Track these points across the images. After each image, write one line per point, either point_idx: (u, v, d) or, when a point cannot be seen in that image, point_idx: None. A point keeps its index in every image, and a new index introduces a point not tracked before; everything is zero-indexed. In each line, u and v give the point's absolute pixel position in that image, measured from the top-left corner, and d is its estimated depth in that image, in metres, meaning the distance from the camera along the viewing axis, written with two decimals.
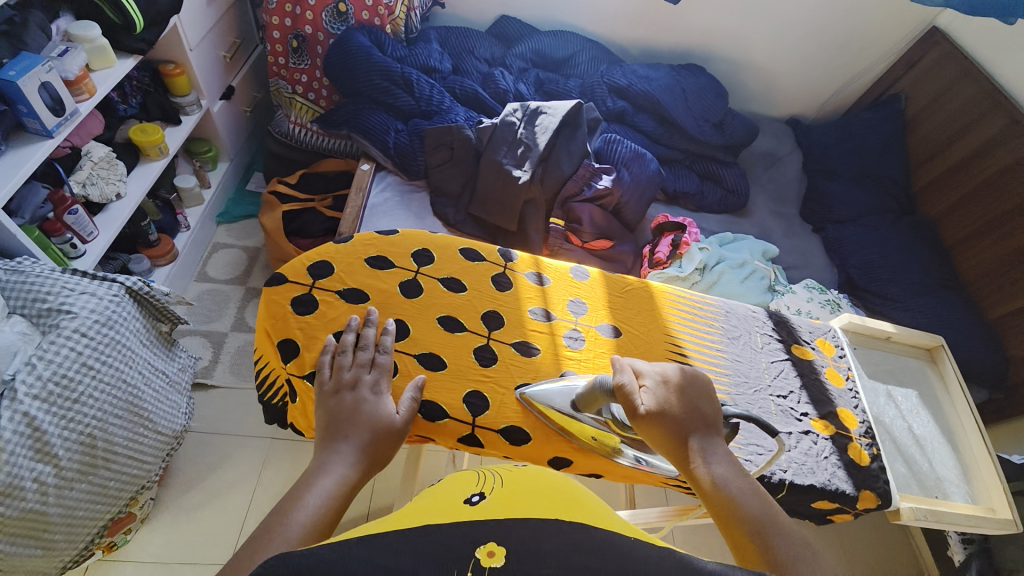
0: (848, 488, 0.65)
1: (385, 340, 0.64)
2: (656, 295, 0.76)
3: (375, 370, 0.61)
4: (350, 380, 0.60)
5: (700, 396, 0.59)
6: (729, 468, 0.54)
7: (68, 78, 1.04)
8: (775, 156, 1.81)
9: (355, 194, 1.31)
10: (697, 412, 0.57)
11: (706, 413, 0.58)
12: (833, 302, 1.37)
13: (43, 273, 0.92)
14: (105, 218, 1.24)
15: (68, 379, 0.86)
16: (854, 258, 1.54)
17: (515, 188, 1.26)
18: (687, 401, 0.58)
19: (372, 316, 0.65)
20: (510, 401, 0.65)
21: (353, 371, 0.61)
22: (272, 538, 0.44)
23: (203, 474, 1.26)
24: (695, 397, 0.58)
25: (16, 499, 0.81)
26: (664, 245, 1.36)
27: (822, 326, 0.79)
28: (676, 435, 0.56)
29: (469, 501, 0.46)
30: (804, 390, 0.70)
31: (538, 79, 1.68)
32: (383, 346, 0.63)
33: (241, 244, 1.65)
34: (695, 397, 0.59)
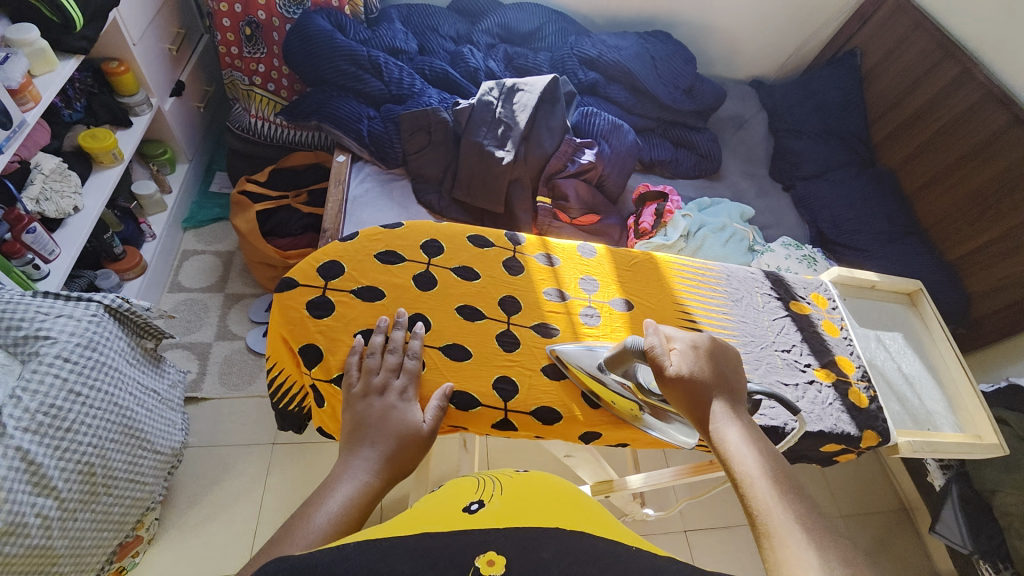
0: (851, 429, 0.70)
1: (413, 344, 0.64)
2: (661, 266, 0.78)
3: (403, 376, 0.62)
4: (378, 385, 0.60)
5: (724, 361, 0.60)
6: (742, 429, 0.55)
7: (12, 87, 0.95)
8: (743, 118, 1.85)
9: (333, 188, 1.26)
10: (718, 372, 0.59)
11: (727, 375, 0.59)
12: (809, 257, 1.43)
13: (12, 298, 0.86)
14: (65, 234, 1.16)
15: (57, 409, 0.82)
16: (824, 213, 1.61)
17: (499, 169, 1.24)
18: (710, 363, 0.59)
19: (399, 316, 0.65)
20: (538, 382, 0.66)
21: (380, 376, 0.61)
22: (296, 537, 0.43)
23: (206, 488, 1.23)
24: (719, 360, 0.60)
25: (20, 537, 0.76)
26: (648, 215, 1.39)
27: (814, 282, 0.84)
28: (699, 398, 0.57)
29: (468, 509, 0.47)
30: (805, 343, 0.75)
31: (507, 55, 1.64)
32: (410, 350, 0.64)
33: (212, 249, 1.57)
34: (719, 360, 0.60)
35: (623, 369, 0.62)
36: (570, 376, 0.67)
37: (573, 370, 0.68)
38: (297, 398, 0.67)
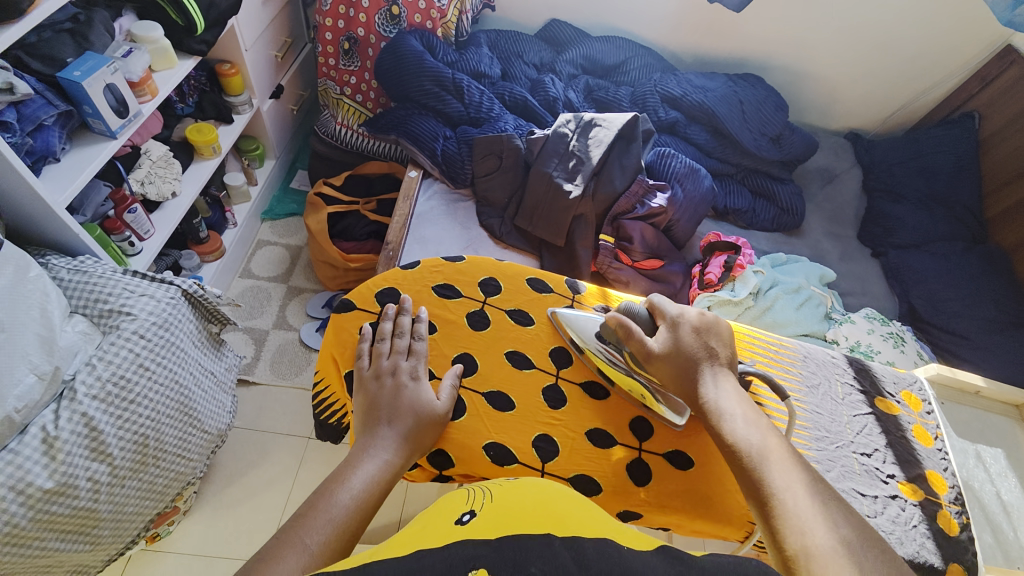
0: (937, 562, 0.60)
1: (419, 328, 0.66)
2: (731, 335, 0.71)
3: (413, 357, 0.63)
4: (388, 367, 0.61)
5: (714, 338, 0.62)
6: (738, 403, 0.58)
7: (133, 79, 1.06)
8: (832, 172, 1.73)
9: (402, 201, 1.30)
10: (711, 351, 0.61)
11: (720, 351, 0.61)
12: (896, 335, 1.28)
13: (106, 274, 0.94)
14: (161, 216, 1.26)
15: (126, 380, 0.87)
16: (918, 288, 1.45)
17: (565, 202, 1.22)
18: (701, 340, 0.61)
19: (406, 303, 0.67)
20: (579, 446, 0.62)
21: (390, 358, 0.62)
22: (319, 517, 0.46)
23: (241, 471, 1.28)
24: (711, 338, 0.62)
25: (70, 497, 0.81)
26: (716, 266, 1.31)
27: (906, 377, 0.75)
28: (687, 371, 0.60)
29: (461, 521, 0.48)
30: (889, 449, 0.66)
31: (588, 86, 1.63)
32: (417, 333, 0.65)
33: (284, 241, 1.66)
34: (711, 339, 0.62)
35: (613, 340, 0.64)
36: (616, 445, 0.63)
37: (620, 439, 0.63)
38: (338, 413, 0.67)
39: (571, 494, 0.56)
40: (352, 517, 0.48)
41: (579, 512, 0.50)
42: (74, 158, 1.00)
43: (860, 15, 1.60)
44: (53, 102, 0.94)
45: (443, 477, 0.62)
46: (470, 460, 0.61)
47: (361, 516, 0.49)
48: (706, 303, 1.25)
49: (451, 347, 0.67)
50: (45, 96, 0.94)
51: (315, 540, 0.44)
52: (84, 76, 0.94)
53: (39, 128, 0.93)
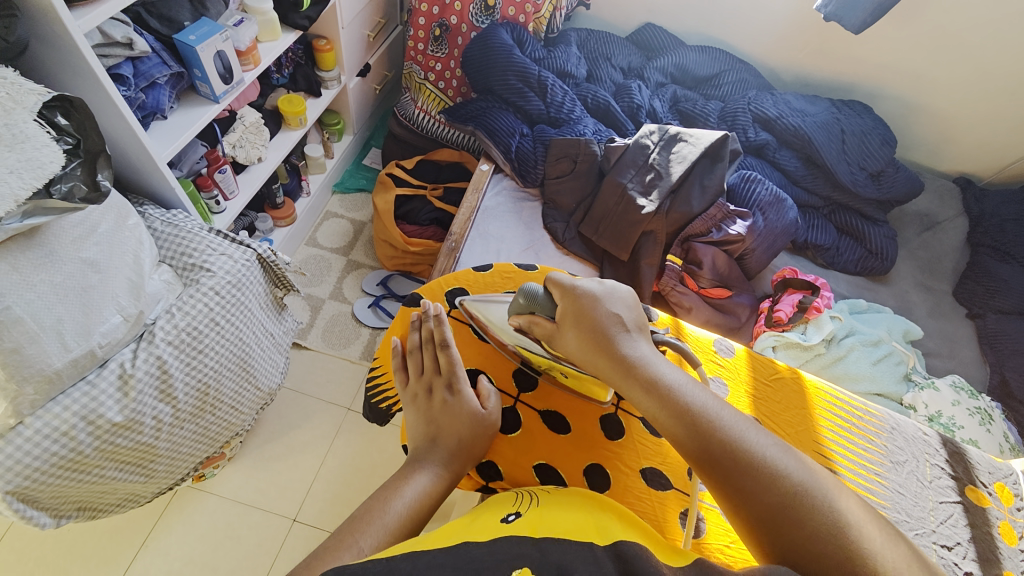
0: None
1: (444, 334, 0.62)
2: (808, 391, 0.66)
3: (449, 368, 0.61)
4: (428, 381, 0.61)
5: (624, 304, 0.59)
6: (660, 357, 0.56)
7: (240, 48, 1.11)
8: (933, 219, 1.57)
9: (470, 194, 1.30)
10: (625, 317, 0.58)
11: (633, 316, 0.59)
12: (984, 412, 1.15)
13: (194, 229, 1.01)
14: (246, 178, 1.34)
15: (197, 332, 0.93)
16: (1016, 360, 1.29)
17: (636, 216, 1.18)
18: (609, 306, 0.58)
19: (430, 309, 0.64)
20: (631, 484, 0.59)
21: (429, 372, 0.61)
22: (373, 520, 0.47)
23: (284, 430, 1.34)
24: (622, 303, 0.59)
25: (134, 432, 0.86)
26: (789, 304, 1.22)
27: (1002, 467, 0.66)
28: (596, 330, 0.57)
29: (505, 519, 0.47)
30: (972, 544, 0.59)
31: (675, 96, 1.56)
32: (443, 341, 0.62)
33: (350, 216, 1.71)
34: (622, 305, 0.59)
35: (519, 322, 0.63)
36: (671, 490, 0.59)
37: (676, 484, 0.59)
38: (393, 400, 0.67)
39: (626, 514, 0.53)
40: (405, 527, 0.48)
41: (624, 527, 0.49)
42: (180, 117, 1.07)
43: (997, 48, 1.42)
44: (167, 62, 1.01)
45: (487, 488, 0.61)
46: (516, 476, 0.60)
47: (413, 526, 0.49)
48: (771, 342, 1.18)
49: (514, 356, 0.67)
50: (161, 55, 1.00)
51: (369, 544, 0.45)
52: (198, 41, 1.00)
53: (152, 86, 1.00)
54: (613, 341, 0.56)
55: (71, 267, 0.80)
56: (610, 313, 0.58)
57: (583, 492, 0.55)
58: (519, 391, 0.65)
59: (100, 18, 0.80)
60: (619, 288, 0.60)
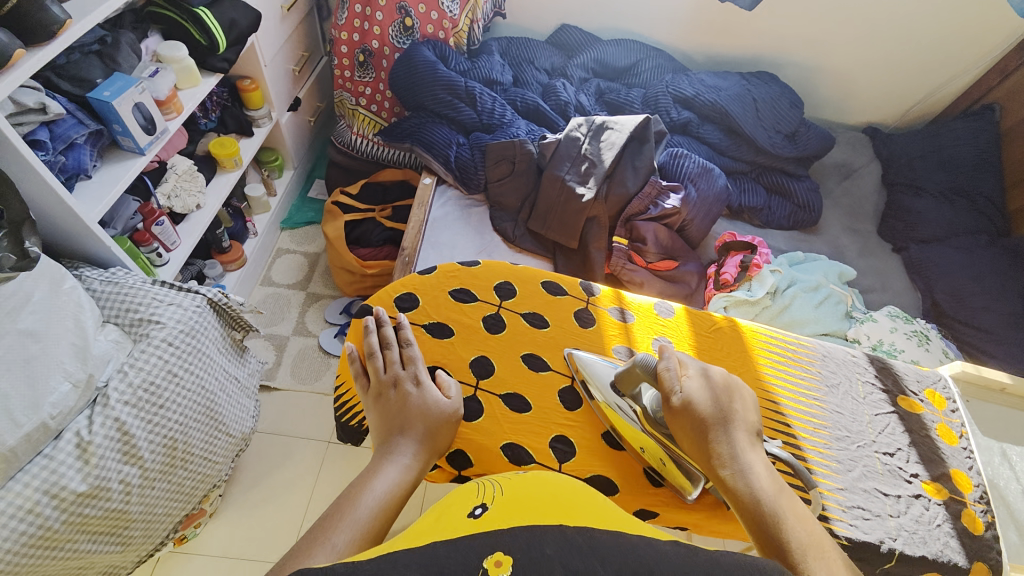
0: (961, 560, 0.58)
1: (406, 334, 0.65)
2: (746, 336, 0.70)
3: (411, 364, 0.63)
4: (388, 380, 0.61)
5: (744, 404, 0.57)
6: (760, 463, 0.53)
7: (159, 98, 1.10)
8: (850, 167, 1.70)
9: (417, 208, 1.31)
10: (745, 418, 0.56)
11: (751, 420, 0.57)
12: (920, 333, 1.25)
13: (136, 284, 0.98)
14: (187, 227, 1.32)
15: (155, 386, 0.91)
16: (942, 283, 1.41)
17: (578, 205, 1.23)
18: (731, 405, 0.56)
19: (383, 313, 0.66)
20: (595, 448, 0.62)
21: (388, 371, 0.62)
22: (344, 518, 0.48)
23: (265, 473, 1.31)
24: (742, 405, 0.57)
25: (102, 499, 0.83)
26: (732, 265, 1.31)
27: (930, 374, 0.72)
28: (708, 429, 0.54)
29: (472, 513, 0.48)
30: (913, 448, 0.64)
31: (599, 89, 1.63)
32: (405, 339, 0.64)
33: (302, 250, 1.70)
34: (743, 403, 0.57)
35: (631, 390, 0.60)
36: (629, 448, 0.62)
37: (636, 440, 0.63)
38: (361, 415, 0.68)
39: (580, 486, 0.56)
40: (377, 519, 0.49)
41: (592, 499, 0.51)
42: (105, 174, 1.05)
43: (874, 10, 1.57)
44: (84, 121, 0.99)
45: (461, 476, 0.62)
46: (488, 461, 0.61)
47: (385, 517, 0.50)
48: (722, 303, 1.25)
49: (468, 349, 0.67)
50: (76, 115, 0.98)
51: (342, 539, 0.46)
52: (113, 96, 0.99)
53: (71, 147, 0.98)
54: (730, 445, 0.53)
55: (9, 339, 0.79)
56: (732, 415, 0.55)
57: (548, 475, 0.57)
58: (478, 380, 0.65)
59: (11, 85, 0.79)
60: (742, 387, 0.59)
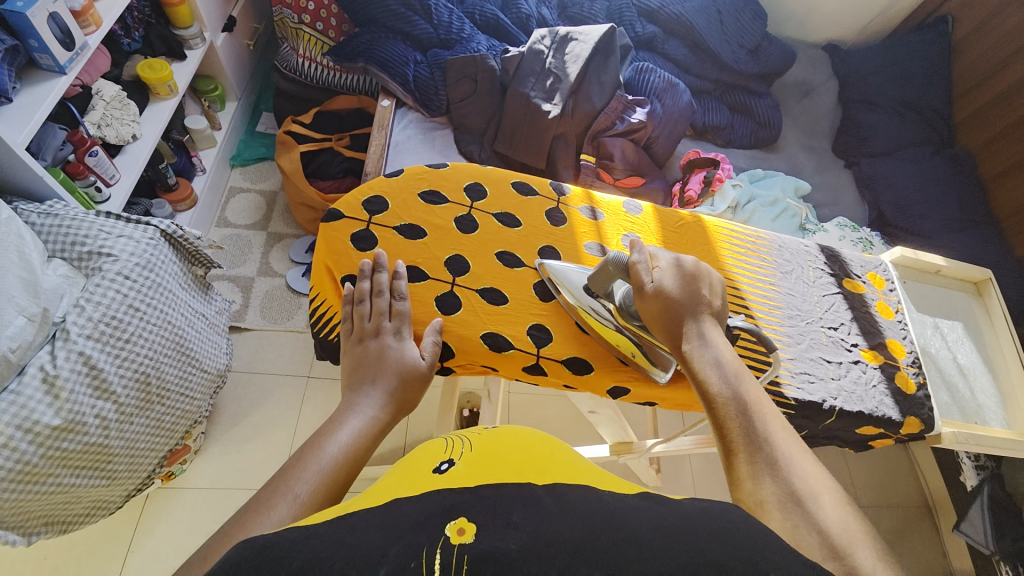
0: (894, 414, 0.65)
1: (399, 285, 0.63)
2: (709, 230, 0.73)
3: (396, 317, 0.61)
4: (371, 329, 0.60)
5: (712, 288, 0.59)
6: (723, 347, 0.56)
7: (75, 8, 0.98)
8: (809, 85, 1.72)
9: (376, 131, 1.24)
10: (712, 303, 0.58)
11: (716, 304, 0.59)
12: (865, 240, 1.35)
13: (78, 216, 0.91)
14: (124, 160, 1.21)
15: (118, 321, 0.87)
16: (888, 194, 1.49)
17: (544, 122, 1.20)
18: (697, 290, 0.58)
19: (382, 258, 0.63)
20: (569, 333, 0.65)
21: (372, 320, 0.60)
22: (308, 466, 0.46)
23: (246, 410, 1.31)
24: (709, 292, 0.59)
25: (80, 434, 0.82)
26: (696, 182, 1.34)
27: (872, 260, 0.78)
28: (677, 317, 0.57)
29: (436, 469, 0.43)
30: (855, 322, 0.70)
31: (561, 2, 1.54)
32: (396, 291, 0.62)
33: (257, 188, 1.61)
34: (709, 288, 0.59)
35: (603, 289, 0.62)
36: None
37: None
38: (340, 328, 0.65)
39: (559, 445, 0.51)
40: (343, 468, 0.48)
41: (572, 463, 0.46)
42: (26, 99, 0.93)
43: None
44: None
45: (443, 368, 0.64)
46: (468, 349, 0.63)
47: (350, 468, 0.48)
48: None
49: (442, 250, 0.67)
50: None
51: (304, 488, 0.44)
52: (26, 6, 0.87)
53: None
54: (694, 329, 0.56)
55: None
56: (699, 299, 0.58)
57: (518, 431, 0.51)
58: (454, 277, 0.66)
59: None
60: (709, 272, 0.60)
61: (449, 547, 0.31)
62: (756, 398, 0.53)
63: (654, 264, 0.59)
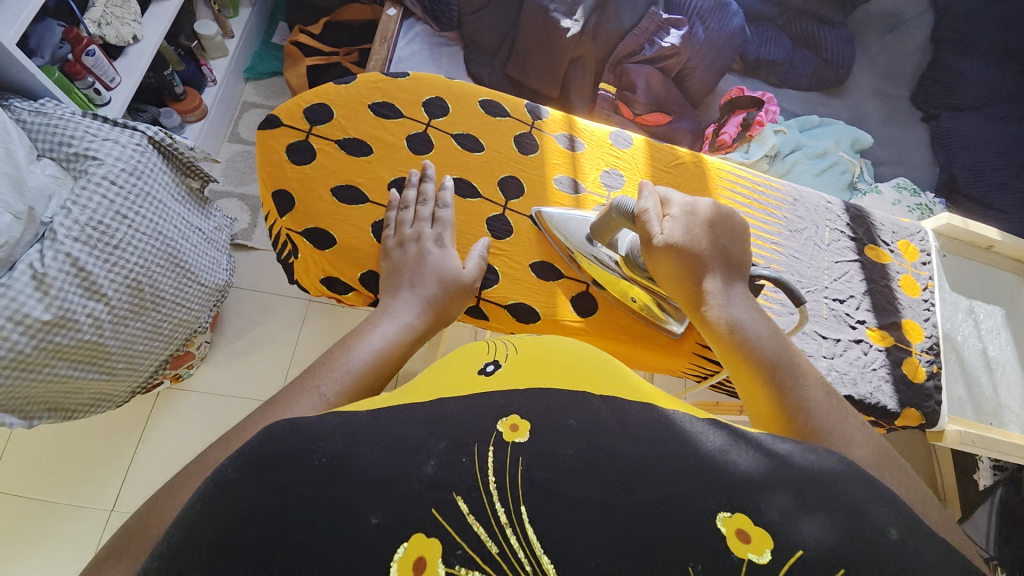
0: (890, 404, 0.57)
1: (444, 195, 0.59)
2: (709, 173, 0.64)
3: (438, 225, 0.58)
4: (410, 235, 0.56)
5: (735, 237, 0.53)
6: (745, 304, 0.50)
7: None
8: (898, 16, 1.44)
9: (378, 45, 1.13)
10: (733, 255, 0.52)
11: (739, 253, 0.53)
12: (923, 207, 1.17)
13: (66, 117, 0.91)
14: (126, 64, 1.18)
15: (105, 226, 0.89)
16: (965, 156, 1.27)
17: (561, 42, 1.06)
18: (717, 239, 0.53)
19: (429, 168, 0.60)
20: (521, 276, 0.59)
21: (413, 227, 0.57)
22: (337, 366, 0.44)
23: (250, 325, 1.36)
24: (731, 242, 0.53)
25: (73, 329, 0.86)
26: (732, 125, 1.17)
27: (909, 227, 0.66)
28: (691, 269, 0.52)
29: (482, 371, 0.39)
30: (867, 296, 0.60)
31: None
32: (440, 200, 0.59)
33: (269, 104, 1.56)
34: (731, 236, 0.53)
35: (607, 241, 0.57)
36: (561, 279, 0.60)
37: (567, 273, 0.60)
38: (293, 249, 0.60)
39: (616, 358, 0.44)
40: (373, 372, 0.45)
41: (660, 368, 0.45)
42: None
43: None
44: None
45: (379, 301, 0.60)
46: None
47: (382, 372, 0.46)
48: None
49: (387, 169, 0.61)
50: None
51: (333, 389, 0.42)
52: None
53: None
54: (710, 282, 0.51)
55: None
56: (719, 250, 0.52)
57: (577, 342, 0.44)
58: (396, 203, 0.60)
59: None
60: (733, 216, 0.54)
61: (503, 444, 0.31)
62: (779, 360, 0.47)
63: (665, 215, 0.54)
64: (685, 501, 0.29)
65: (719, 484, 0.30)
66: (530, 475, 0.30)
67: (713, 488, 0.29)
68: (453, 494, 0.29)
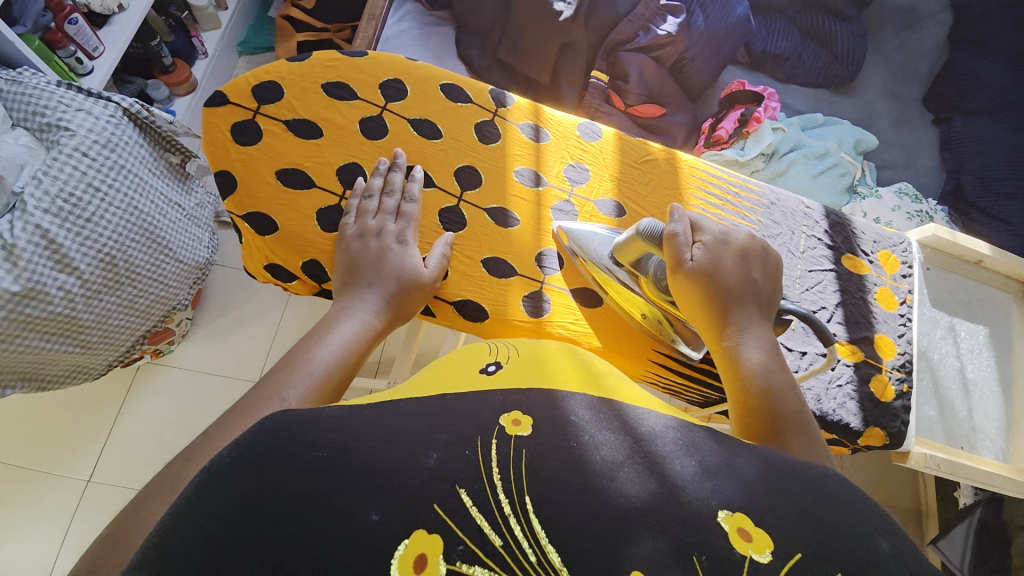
0: (853, 422, 0.54)
1: (412, 188, 0.57)
2: (682, 171, 0.63)
3: (402, 219, 0.56)
4: (373, 228, 0.54)
5: (767, 273, 0.51)
6: (765, 344, 0.47)
7: None
8: (916, 12, 1.37)
9: (366, 23, 1.07)
10: (762, 290, 0.49)
11: (767, 290, 0.50)
12: (924, 214, 1.12)
13: (41, 85, 0.90)
14: (110, 34, 1.15)
15: (76, 199, 0.87)
16: (974, 163, 1.22)
17: (553, 26, 1.03)
18: (748, 271, 0.50)
19: (399, 158, 0.58)
20: (473, 272, 0.57)
21: (377, 218, 0.55)
22: (297, 369, 0.43)
23: (233, 304, 1.36)
24: (761, 277, 0.50)
25: (43, 302, 0.86)
26: (730, 120, 1.13)
27: (892, 237, 0.63)
28: (718, 295, 0.49)
29: (485, 369, 0.39)
30: (840, 309, 0.58)
31: None
32: (408, 193, 0.57)
33: None
34: (762, 271, 0.51)
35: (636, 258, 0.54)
36: (515, 277, 0.58)
37: (522, 272, 0.58)
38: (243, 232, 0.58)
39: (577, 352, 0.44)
40: (334, 372, 0.44)
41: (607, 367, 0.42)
42: None
43: None
44: None
45: (325, 291, 0.58)
46: None
47: (342, 372, 0.45)
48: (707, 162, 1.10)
49: (338, 154, 0.59)
50: None
51: (294, 393, 0.40)
52: None
53: None
54: (735, 312, 0.48)
55: None
56: (750, 282, 0.49)
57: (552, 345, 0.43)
58: (344, 190, 0.58)
59: None
60: (769, 253, 0.52)
61: (505, 438, 0.30)
62: (798, 409, 0.44)
63: (702, 234, 0.51)
64: (680, 516, 0.27)
65: (660, 516, 0.27)
66: (532, 466, 0.29)
67: (650, 513, 0.28)
68: (455, 484, 0.27)
